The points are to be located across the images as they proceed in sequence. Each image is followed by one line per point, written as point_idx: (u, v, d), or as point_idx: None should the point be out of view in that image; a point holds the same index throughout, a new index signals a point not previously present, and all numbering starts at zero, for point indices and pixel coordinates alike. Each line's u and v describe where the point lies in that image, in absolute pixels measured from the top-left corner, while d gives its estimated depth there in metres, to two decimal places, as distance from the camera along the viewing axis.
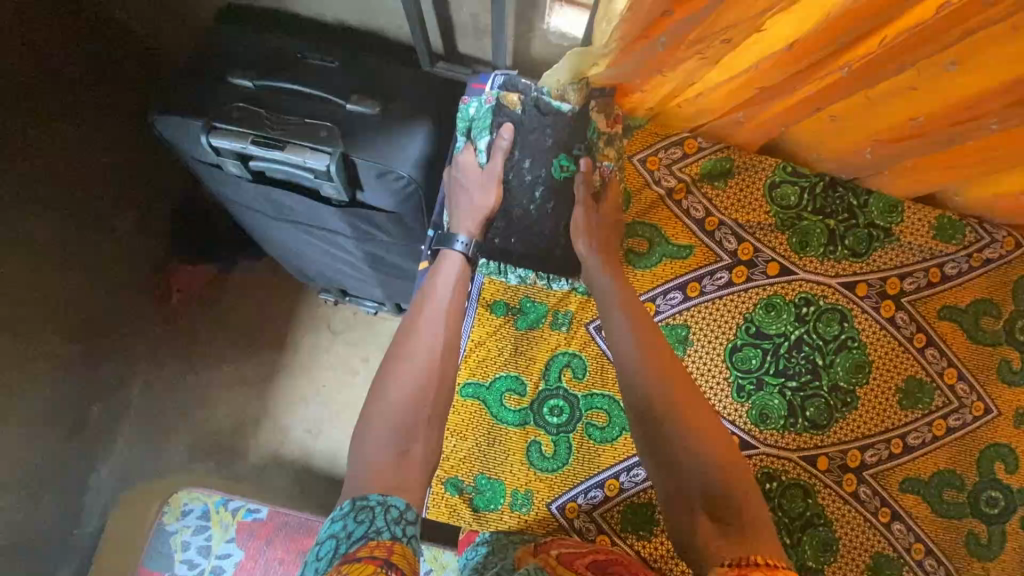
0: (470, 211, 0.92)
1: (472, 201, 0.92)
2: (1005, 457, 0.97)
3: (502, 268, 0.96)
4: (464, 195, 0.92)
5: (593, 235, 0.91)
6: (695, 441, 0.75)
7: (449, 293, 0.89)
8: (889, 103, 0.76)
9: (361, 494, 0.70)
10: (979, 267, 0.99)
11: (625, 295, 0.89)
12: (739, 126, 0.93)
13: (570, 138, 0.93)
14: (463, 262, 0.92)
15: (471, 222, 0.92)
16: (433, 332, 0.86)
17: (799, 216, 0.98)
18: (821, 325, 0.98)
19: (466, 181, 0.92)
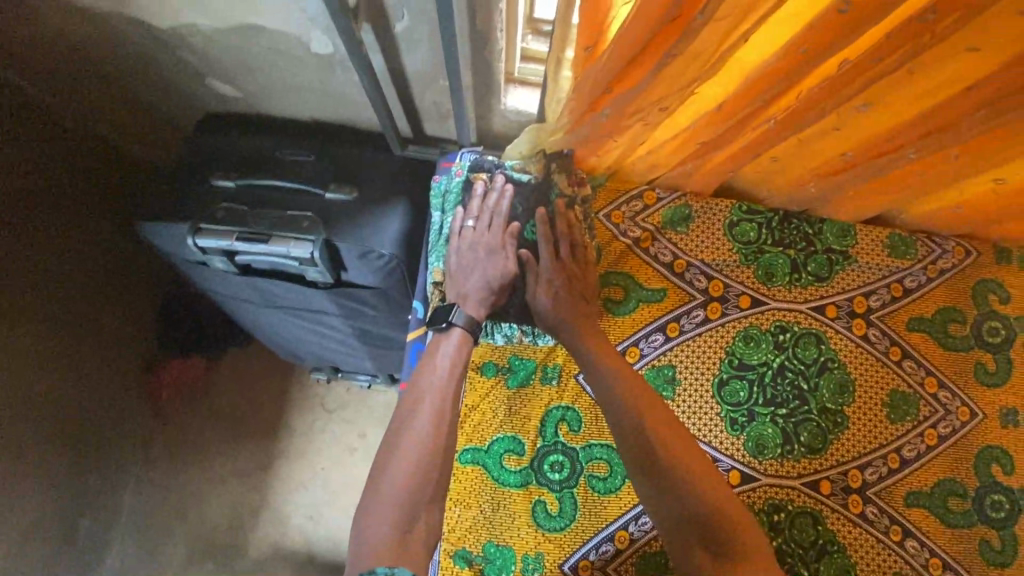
0: (482, 294, 0.95)
1: (485, 288, 0.95)
2: (999, 458, 1.00)
3: (489, 329, 0.99)
4: (479, 281, 0.95)
5: (552, 303, 0.95)
6: (693, 488, 0.81)
7: (450, 360, 0.91)
8: (817, 144, 0.84)
9: (368, 569, 0.72)
10: (936, 277, 1.05)
11: (601, 350, 0.94)
12: (690, 176, 1.01)
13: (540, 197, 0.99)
14: (463, 335, 0.93)
15: (481, 308, 0.95)
16: (435, 402, 0.88)
17: (761, 249, 1.04)
18: (799, 349, 1.01)
19: (481, 268, 0.95)
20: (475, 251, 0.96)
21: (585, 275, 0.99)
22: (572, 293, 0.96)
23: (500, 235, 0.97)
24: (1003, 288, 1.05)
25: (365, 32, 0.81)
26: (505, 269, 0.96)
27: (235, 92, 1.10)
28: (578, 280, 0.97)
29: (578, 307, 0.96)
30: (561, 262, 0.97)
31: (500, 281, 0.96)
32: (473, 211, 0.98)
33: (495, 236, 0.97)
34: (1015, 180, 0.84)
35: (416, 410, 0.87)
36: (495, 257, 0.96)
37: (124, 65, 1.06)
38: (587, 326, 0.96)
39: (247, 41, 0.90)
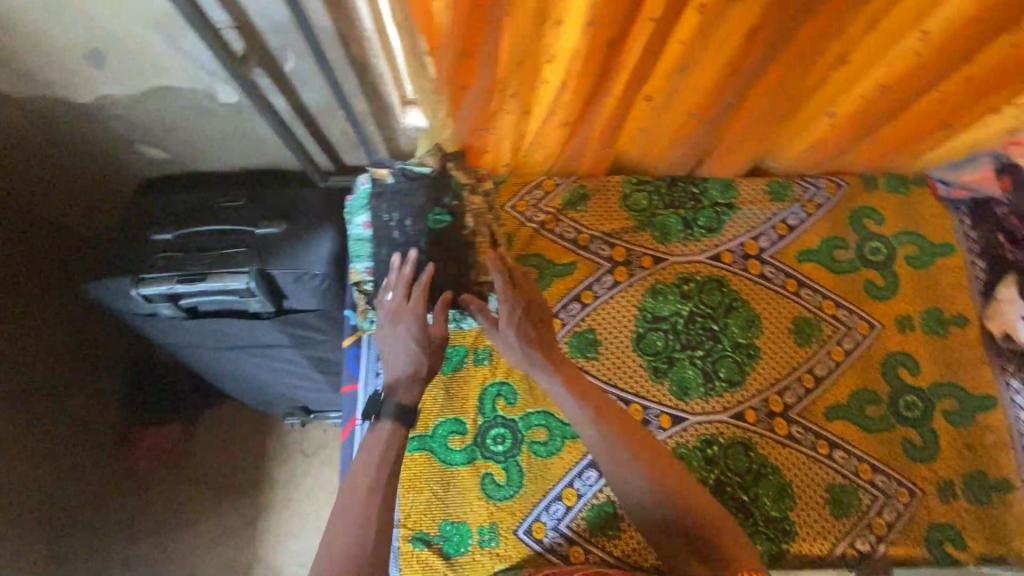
0: (410, 376, 0.90)
1: (412, 370, 0.90)
2: (904, 362, 1.08)
3: None
4: (404, 365, 0.91)
5: (511, 342, 0.94)
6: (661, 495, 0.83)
7: (375, 459, 0.83)
8: (667, 110, 0.97)
9: None
10: (815, 212, 1.16)
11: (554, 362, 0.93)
12: (578, 158, 1.12)
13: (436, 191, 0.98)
14: (396, 426, 0.86)
15: (414, 389, 0.89)
16: (361, 508, 0.78)
17: (654, 213, 1.15)
18: (704, 296, 1.11)
19: (402, 349, 0.91)
20: (398, 328, 0.92)
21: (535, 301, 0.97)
22: (528, 324, 0.94)
23: (415, 309, 0.92)
24: (876, 212, 1.17)
25: (258, 77, 0.93)
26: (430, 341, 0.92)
27: (169, 154, 1.22)
28: (530, 312, 0.96)
29: (540, 339, 0.94)
30: (506, 298, 0.95)
31: (426, 357, 0.91)
32: (392, 286, 0.95)
33: (407, 313, 0.92)
34: (841, 111, 0.97)
35: (341, 522, 0.77)
36: (416, 332, 0.91)
37: (58, 145, 1.16)
38: (538, 339, 0.95)
39: (162, 101, 1.02)
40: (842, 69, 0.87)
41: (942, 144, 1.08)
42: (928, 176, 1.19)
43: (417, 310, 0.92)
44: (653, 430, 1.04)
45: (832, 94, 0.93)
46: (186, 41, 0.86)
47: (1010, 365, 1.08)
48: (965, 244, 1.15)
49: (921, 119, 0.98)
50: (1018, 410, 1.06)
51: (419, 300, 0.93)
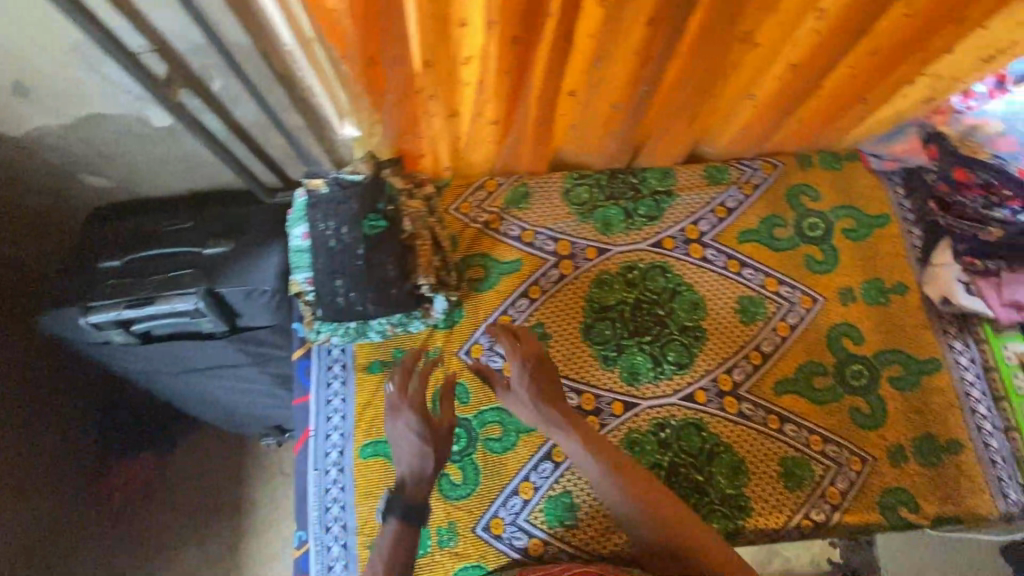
0: (414, 473, 0.86)
1: (417, 468, 0.87)
2: (848, 332, 1.11)
3: (362, 331, 1.02)
4: (411, 461, 0.87)
5: (524, 403, 0.94)
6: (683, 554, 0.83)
7: (382, 563, 0.81)
8: (592, 103, 0.98)
9: None
10: (752, 193, 1.19)
11: (568, 419, 0.92)
12: (515, 157, 1.14)
13: (371, 197, 0.96)
14: (401, 524, 0.83)
15: (421, 486, 0.86)
16: None
17: (596, 205, 1.17)
18: (648, 282, 1.13)
19: (403, 445, 0.88)
20: (401, 431, 0.88)
21: (541, 360, 0.95)
22: (538, 384, 0.93)
23: (413, 400, 0.89)
24: (813, 189, 1.19)
25: (186, 98, 0.94)
26: (433, 434, 0.88)
27: (113, 181, 1.22)
28: (539, 371, 0.94)
29: (551, 397, 0.93)
30: (514, 360, 0.94)
31: (430, 450, 0.87)
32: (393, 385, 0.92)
33: (404, 406, 0.88)
34: (762, 92, 0.99)
35: None
36: (418, 430, 0.88)
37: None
38: (551, 395, 0.94)
39: (96, 130, 1.03)
40: (752, 50, 0.89)
41: (867, 118, 1.11)
42: (861, 150, 1.21)
43: (413, 403, 0.88)
44: (606, 418, 1.05)
45: (749, 75, 0.95)
46: (109, 69, 0.89)
47: (951, 327, 1.11)
48: (901, 214, 1.17)
49: (840, 95, 1.00)
50: (962, 371, 1.08)
51: (413, 391, 0.89)
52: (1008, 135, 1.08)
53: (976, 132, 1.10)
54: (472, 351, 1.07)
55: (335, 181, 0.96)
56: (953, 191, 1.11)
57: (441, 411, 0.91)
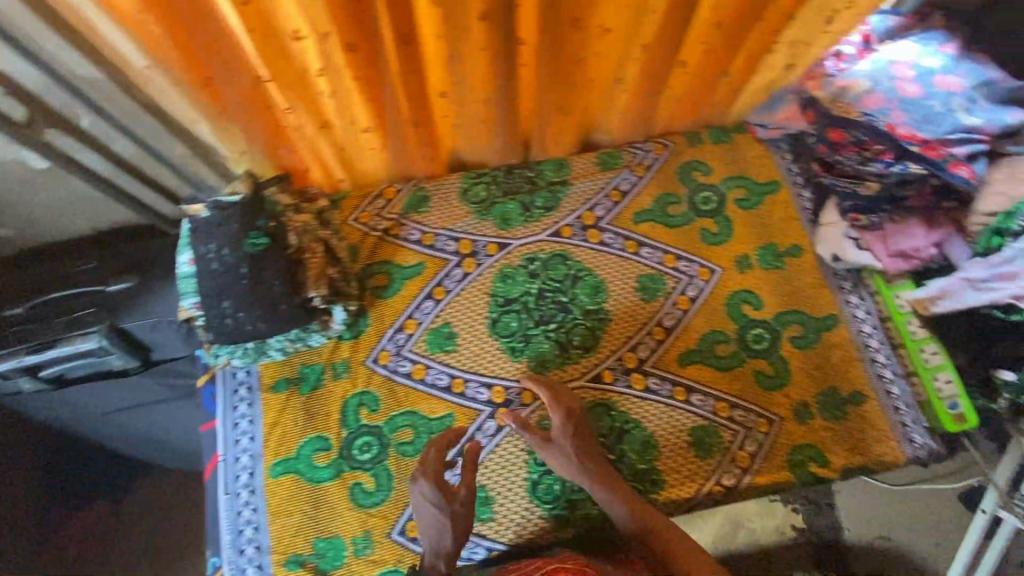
0: (434, 548, 0.89)
1: (439, 540, 0.89)
2: (747, 299, 1.14)
3: (262, 349, 1.02)
4: (433, 532, 0.90)
5: (561, 455, 0.96)
6: None
7: None
8: (463, 106, 1.00)
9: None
10: (645, 174, 1.22)
11: (597, 475, 0.95)
12: (408, 163, 1.16)
13: (250, 217, 0.97)
14: None
15: (442, 564, 0.89)
16: None
17: (494, 201, 1.19)
18: (550, 271, 1.15)
19: (425, 518, 0.90)
20: (424, 506, 0.90)
21: (575, 413, 0.99)
22: (571, 438, 0.96)
23: (430, 469, 0.92)
24: (703, 164, 1.23)
25: (52, 138, 0.94)
26: (453, 505, 0.90)
27: (8, 231, 1.20)
28: (573, 423, 0.98)
29: (582, 451, 0.96)
30: (552, 411, 0.98)
31: (448, 525, 0.89)
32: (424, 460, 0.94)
33: (425, 475, 0.91)
34: (630, 76, 1.02)
35: None
36: (440, 506, 0.90)
37: None
38: (585, 451, 0.97)
39: None
40: (604, 36, 0.91)
41: (741, 90, 1.14)
42: (747, 122, 1.25)
43: (432, 472, 0.91)
44: (516, 408, 1.06)
45: (609, 62, 0.98)
46: None
47: (846, 283, 1.14)
48: (790, 178, 1.21)
49: (705, 70, 1.03)
50: (859, 324, 1.11)
51: (433, 459, 0.93)
52: (877, 90, 1.10)
53: (846, 90, 1.13)
54: (380, 359, 1.08)
55: (213, 204, 0.98)
56: (831, 151, 1.13)
57: (464, 478, 0.93)
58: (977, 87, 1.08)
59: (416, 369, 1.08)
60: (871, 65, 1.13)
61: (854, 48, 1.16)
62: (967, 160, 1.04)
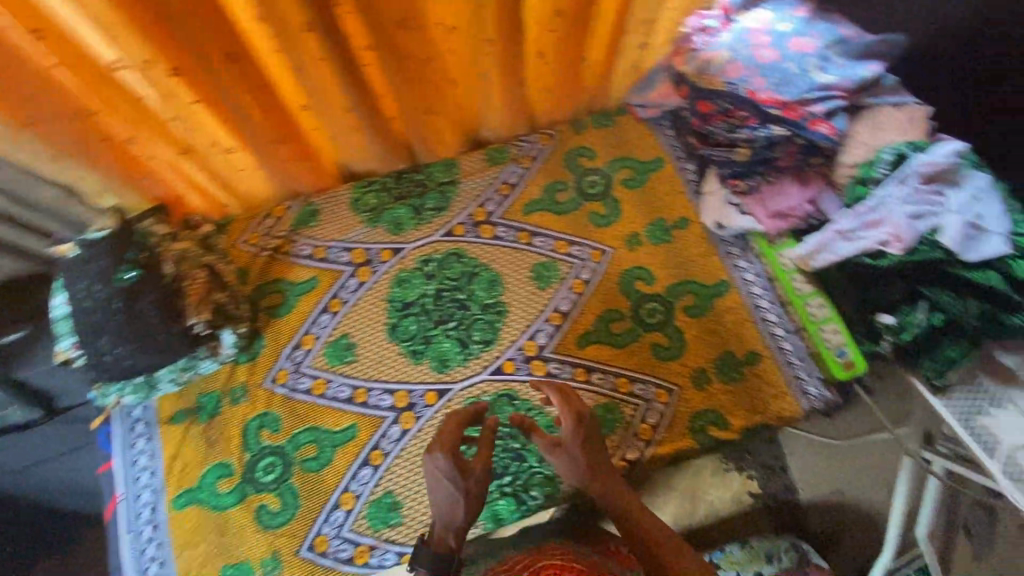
0: (444, 523, 0.83)
1: (449, 514, 0.83)
2: (640, 275, 1.17)
3: (152, 382, 1.03)
4: (443, 507, 0.83)
5: (570, 460, 0.91)
6: None
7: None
8: (331, 118, 1.00)
9: None
10: (532, 165, 1.24)
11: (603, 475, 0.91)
12: (294, 181, 1.15)
13: (115, 252, 0.98)
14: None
15: (452, 537, 0.83)
16: None
17: (384, 207, 1.18)
18: (446, 270, 1.15)
19: (439, 491, 0.83)
20: (437, 480, 0.83)
21: (586, 421, 0.93)
22: (581, 445, 0.91)
23: (447, 441, 0.85)
24: (589, 149, 1.25)
25: None
26: (468, 480, 0.84)
27: None
28: (582, 431, 0.92)
29: (591, 456, 0.91)
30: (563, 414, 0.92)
31: (462, 499, 0.83)
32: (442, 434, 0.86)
33: (440, 446, 0.84)
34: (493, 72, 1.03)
35: None
36: (456, 480, 0.83)
37: None
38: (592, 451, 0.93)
39: None
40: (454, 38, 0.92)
41: (610, 72, 1.17)
42: (628, 104, 1.28)
43: (449, 445, 0.84)
44: (420, 410, 1.06)
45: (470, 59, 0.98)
46: None
47: (733, 248, 1.18)
48: (673, 154, 1.24)
49: (566, 57, 1.05)
50: (749, 286, 1.14)
51: (450, 429, 0.86)
52: (736, 59, 1.11)
53: (709, 63, 1.12)
54: (279, 378, 1.07)
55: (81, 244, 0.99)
56: (703, 122, 1.16)
57: (478, 454, 0.87)
58: (829, 46, 1.11)
59: (317, 385, 1.07)
60: (732, 34, 1.13)
61: (717, 20, 1.15)
62: (826, 117, 1.07)
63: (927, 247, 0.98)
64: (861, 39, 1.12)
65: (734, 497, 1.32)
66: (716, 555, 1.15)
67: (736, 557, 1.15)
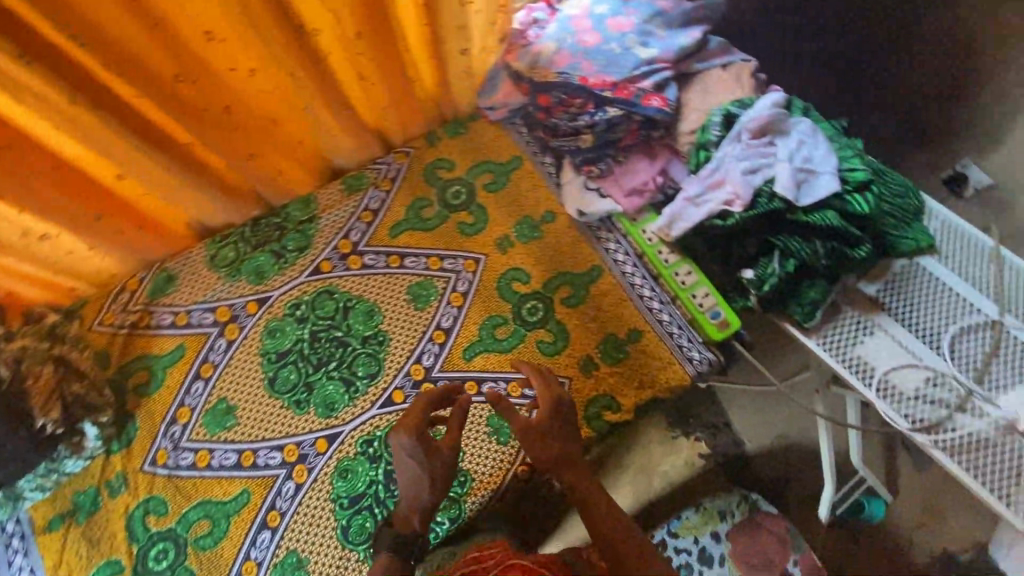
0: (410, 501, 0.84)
1: (415, 492, 0.84)
2: (517, 276, 1.16)
3: (15, 495, 0.98)
4: (409, 486, 0.85)
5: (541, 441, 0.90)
6: None
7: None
8: (146, 179, 0.93)
9: None
10: (391, 187, 1.21)
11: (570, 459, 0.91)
12: (141, 251, 1.10)
13: None
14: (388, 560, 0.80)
15: (416, 519, 0.84)
16: None
17: (243, 258, 1.14)
18: (318, 310, 1.11)
19: (405, 470, 0.85)
20: (403, 461, 0.84)
21: (563, 407, 0.92)
22: (554, 431, 0.91)
23: (413, 420, 0.86)
24: (447, 160, 1.24)
25: None
26: (434, 461, 0.84)
27: None
28: (557, 417, 0.92)
29: (565, 444, 0.91)
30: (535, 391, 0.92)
31: (427, 479, 0.84)
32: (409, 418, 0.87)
33: (405, 428, 0.85)
34: (314, 104, 1.00)
35: None
36: (420, 458, 0.84)
37: None
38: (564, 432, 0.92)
39: None
40: (257, 80, 0.91)
41: (445, 83, 1.16)
42: (479, 109, 1.27)
43: (414, 426, 0.85)
44: (312, 460, 1.02)
45: (285, 91, 0.95)
46: None
47: (602, 231, 1.18)
48: (529, 150, 1.25)
49: (387, 76, 1.05)
50: (620, 266, 1.16)
51: (419, 411, 0.87)
52: (563, 49, 1.12)
53: (539, 56, 1.13)
54: (158, 459, 1.03)
55: None
56: (547, 116, 1.16)
57: (447, 434, 0.88)
58: (648, 20, 1.13)
59: (200, 457, 1.03)
60: (558, 23, 1.15)
61: (544, 12, 1.17)
62: (657, 90, 1.09)
63: (765, 199, 1.01)
64: (678, 7, 1.14)
65: (687, 461, 1.33)
66: (673, 524, 1.14)
67: (692, 522, 1.15)
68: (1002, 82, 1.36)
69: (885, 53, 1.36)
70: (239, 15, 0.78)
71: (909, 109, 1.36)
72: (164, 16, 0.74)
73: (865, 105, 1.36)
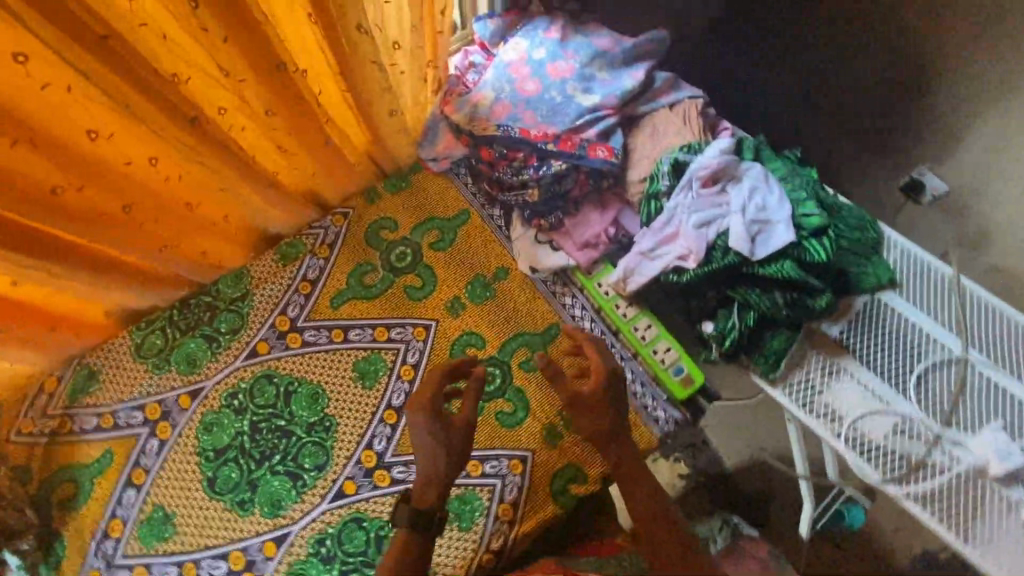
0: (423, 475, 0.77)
1: (430, 468, 0.78)
2: (471, 340, 1.09)
3: None
4: (425, 459, 0.78)
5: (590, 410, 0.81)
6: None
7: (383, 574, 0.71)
8: (44, 285, 0.84)
9: None
10: (330, 254, 1.13)
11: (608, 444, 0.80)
12: (55, 352, 1.01)
13: None
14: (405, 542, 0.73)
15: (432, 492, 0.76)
16: None
17: (172, 347, 1.06)
18: (258, 399, 1.03)
19: (419, 438, 0.79)
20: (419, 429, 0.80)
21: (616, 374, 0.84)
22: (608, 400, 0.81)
23: (428, 388, 0.83)
24: (390, 220, 1.16)
25: None
26: (452, 429, 0.80)
27: None
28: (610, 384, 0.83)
29: (615, 421, 0.80)
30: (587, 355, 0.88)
31: (441, 449, 0.78)
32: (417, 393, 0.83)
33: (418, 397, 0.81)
34: (228, 182, 0.92)
35: None
36: (435, 423, 0.79)
37: None
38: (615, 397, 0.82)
39: None
40: (158, 169, 0.82)
41: (379, 141, 1.08)
42: (420, 161, 1.19)
43: (427, 394, 0.81)
44: (261, 566, 0.95)
45: (195, 174, 0.87)
46: None
47: (557, 286, 1.13)
48: (475, 203, 1.18)
49: (309, 143, 0.97)
50: (578, 322, 1.10)
51: (431, 385, 0.83)
52: (502, 98, 1.08)
53: (477, 107, 1.08)
54: None
55: None
56: (490, 169, 1.10)
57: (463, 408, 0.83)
58: (588, 62, 1.08)
59: None
60: (495, 68, 1.10)
61: (481, 55, 1.15)
62: (602, 138, 1.04)
63: (720, 252, 0.97)
64: (619, 45, 1.09)
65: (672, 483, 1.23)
66: None
67: None
68: (970, 60, 1.24)
69: (794, 39, 1.31)
70: (124, 112, 0.71)
71: (867, 122, 1.28)
72: (40, 127, 0.66)
73: (841, 132, 1.29)
